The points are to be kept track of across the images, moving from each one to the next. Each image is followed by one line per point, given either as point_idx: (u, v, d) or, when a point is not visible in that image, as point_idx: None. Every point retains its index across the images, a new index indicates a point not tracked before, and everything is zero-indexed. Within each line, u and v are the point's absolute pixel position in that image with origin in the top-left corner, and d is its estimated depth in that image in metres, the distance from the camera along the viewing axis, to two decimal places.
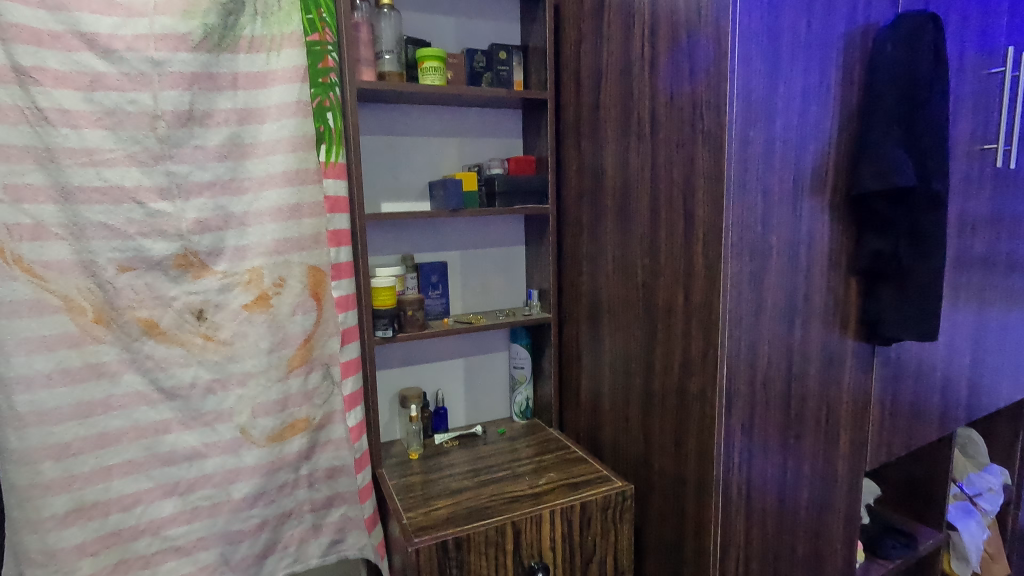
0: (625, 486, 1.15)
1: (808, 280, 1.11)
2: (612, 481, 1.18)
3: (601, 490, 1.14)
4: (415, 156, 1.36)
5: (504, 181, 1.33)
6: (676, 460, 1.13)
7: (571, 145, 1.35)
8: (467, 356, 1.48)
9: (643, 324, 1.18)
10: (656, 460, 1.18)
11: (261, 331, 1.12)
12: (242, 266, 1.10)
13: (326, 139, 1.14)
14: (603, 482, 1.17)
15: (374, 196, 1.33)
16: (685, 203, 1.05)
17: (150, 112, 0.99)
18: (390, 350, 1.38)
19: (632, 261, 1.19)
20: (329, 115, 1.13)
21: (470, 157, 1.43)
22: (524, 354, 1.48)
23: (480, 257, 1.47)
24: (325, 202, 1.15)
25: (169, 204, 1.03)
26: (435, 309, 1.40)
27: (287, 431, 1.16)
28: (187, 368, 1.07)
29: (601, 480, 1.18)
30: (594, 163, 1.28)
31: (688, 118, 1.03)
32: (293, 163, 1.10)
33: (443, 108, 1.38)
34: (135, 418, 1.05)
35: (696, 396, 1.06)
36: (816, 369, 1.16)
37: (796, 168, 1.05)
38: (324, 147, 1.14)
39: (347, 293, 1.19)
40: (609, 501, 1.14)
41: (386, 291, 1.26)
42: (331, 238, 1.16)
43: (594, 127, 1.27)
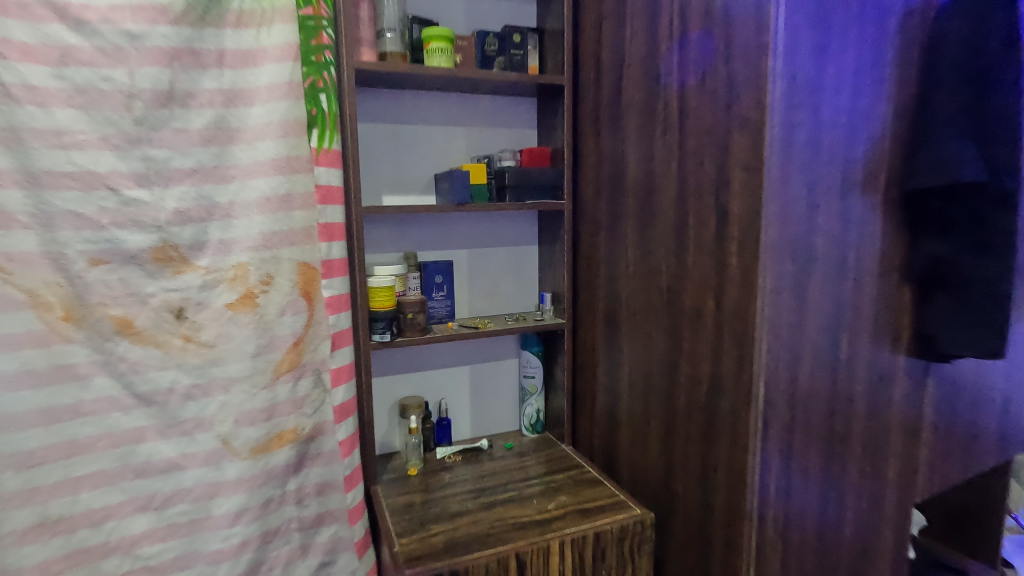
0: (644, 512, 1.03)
1: (856, 287, 0.99)
2: (631, 508, 1.06)
3: (616, 517, 1.02)
4: (420, 146, 1.26)
5: (516, 173, 1.22)
6: (702, 486, 1.00)
7: (589, 136, 1.24)
8: (473, 364, 1.37)
9: (668, 332, 1.06)
10: (679, 486, 1.05)
11: (246, 333, 1.02)
12: (227, 262, 1.00)
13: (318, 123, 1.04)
14: (619, 509, 1.05)
15: (375, 189, 1.23)
16: (718, 197, 0.92)
17: (126, 90, 0.91)
18: (390, 356, 1.28)
19: (656, 262, 1.07)
20: (322, 97, 1.04)
21: (480, 148, 1.32)
22: (536, 363, 1.36)
23: (489, 256, 1.36)
24: (315, 192, 1.05)
25: (147, 192, 0.94)
26: (440, 311, 1.29)
27: (273, 442, 1.06)
28: (165, 372, 0.98)
29: (616, 507, 1.06)
30: (614, 156, 1.16)
31: (722, 101, 0.90)
32: (284, 150, 1.01)
33: (450, 95, 1.28)
34: (106, 425, 0.96)
35: (727, 416, 0.94)
36: (863, 388, 1.03)
37: (846, 160, 0.93)
38: (316, 132, 1.04)
39: (341, 294, 1.10)
40: (627, 530, 1.02)
41: (385, 292, 1.15)
42: (321, 233, 1.07)
43: (616, 115, 1.15)
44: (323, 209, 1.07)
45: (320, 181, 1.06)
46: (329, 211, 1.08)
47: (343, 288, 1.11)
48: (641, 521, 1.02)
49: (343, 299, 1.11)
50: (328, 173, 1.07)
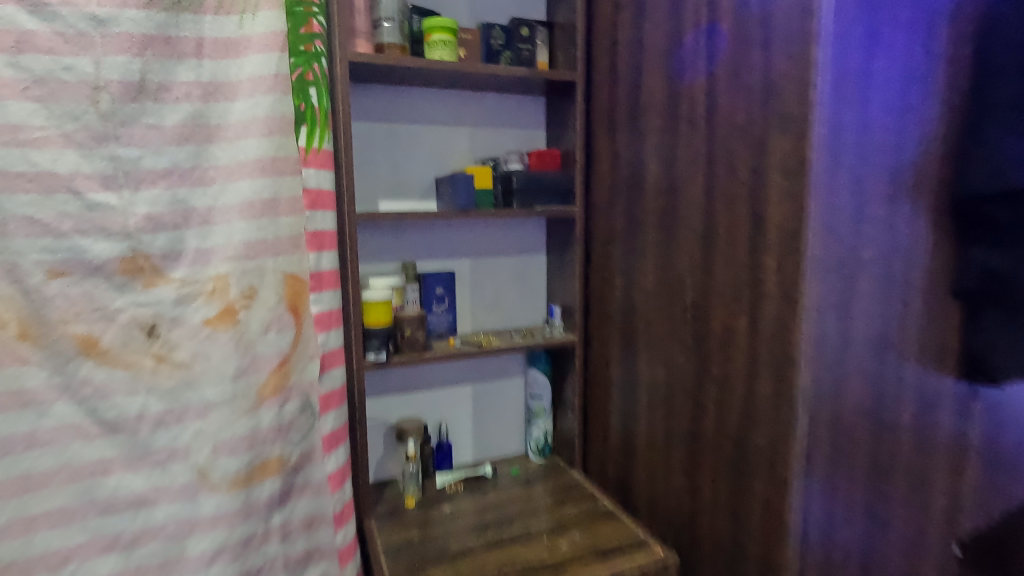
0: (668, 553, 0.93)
1: (903, 304, 0.89)
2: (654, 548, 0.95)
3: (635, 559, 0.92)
4: (420, 147, 1.16)
5: (524, 176, 1.12)
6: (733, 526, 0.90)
7: (603, 137, 1.14)
8: (475, 383, 1.27)
9: (693, 353, 0.96)
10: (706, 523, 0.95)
11: (226, 352, 0.92)
12: (205, 273, 0.90)
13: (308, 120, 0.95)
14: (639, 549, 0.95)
15: (370, 194, 1.13)
16: (753, 203, 0.82)
17: (91, 82, 0.81)
18: (385, 376, 1.18)
19: (680, 275, 0.97)
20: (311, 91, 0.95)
21: (484, 150, 1.22)
22: (543, 382, 1.26)
23: (494, 266, 1.26)
24: (302, 196, 0.96)
25: (114, 195, 0.84)
26: (440, 326, 1.18)
27: (256, 473, 0.95)
28: (133, 398, 0.88)
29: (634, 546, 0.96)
30: (631, 158, 1.07)
31: (758, 95, 0.81)
32: (270, 149, 0.91)
33: (453, 92, 1.18)
34: (67, 456, 0.85)
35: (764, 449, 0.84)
36: (910, 415, 0.93)
37: (894, 163, 0.83)
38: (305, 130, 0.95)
39: (334, 309, 1.01)
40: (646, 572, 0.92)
41: (380, 306, 1.04)
42: (309, 241, 0.97)
43: (634, 114, 1.06)
44: (312, 214, 0.97)
45: (307, 184, 0.96)
46: (318, 215, 0.98)
47: (335, 302, 1.01)
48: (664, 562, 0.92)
49: (335, 314, 1.01)
50: (318, 175, 0.97)
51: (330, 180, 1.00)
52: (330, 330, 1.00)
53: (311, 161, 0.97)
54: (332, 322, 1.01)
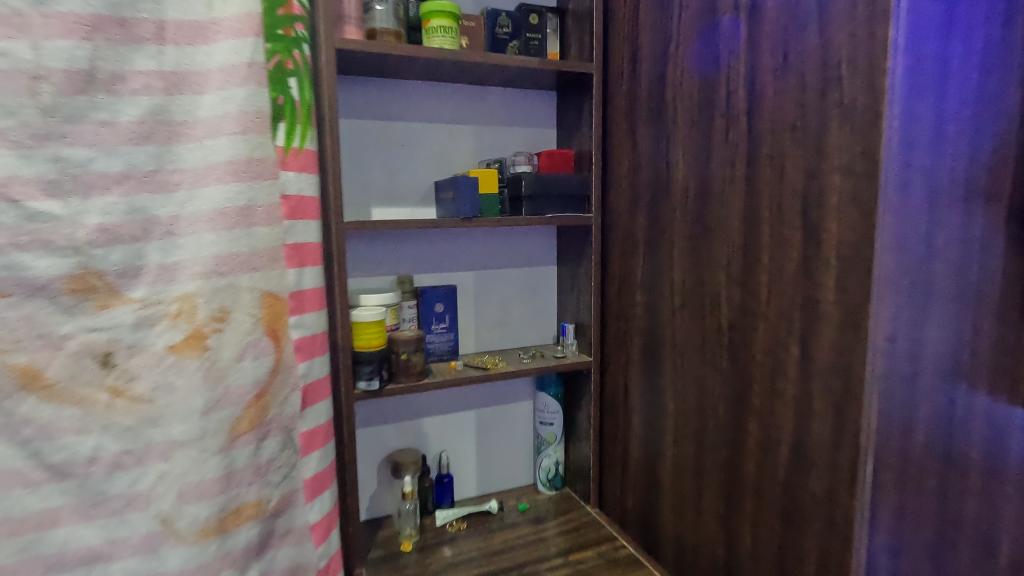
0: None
1: (991, 327, 0.76)
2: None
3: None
4: (417, 148, 1.04)
5: (534, 179, 1.00)
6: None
7: (623, 135, 1.02)
8: (479, 408, 1.15)
9: (730, 381, 0.84)
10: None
11: (193, 384, 0.79)
12: (169, 292, 0.78)
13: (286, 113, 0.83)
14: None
15: (362, 200, 1.01)
16: (807, 211, 0.70)
17: (29, 70, 0.68)
18: (378, 404, 1.06)
19: (714, 291, 0.85)
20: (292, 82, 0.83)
21: (489, 151, 1.10)
22: (555, 408, 1.14)
23: (499, 279, 1.14)
24: (279, 203, 0.84)
25: (60, 204, 0.71)
26: (440, 348, 1.06)
27: (229, 520, 0.83)
28: (85, 437, 0.75)
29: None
30: (656, 160, 0.95)
31: (814, 84, 0.69)
32: (243, 149, 0.79)
33: (454, 86, 1.06)
34: (5, 508, 0.71)
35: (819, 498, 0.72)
36: (999, 455, 0.78)
37: (979, 163, 0.71)
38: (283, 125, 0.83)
39: (317, 334, 0.90)
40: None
41: (372, 328, 0.90)
42: (287, 256, 0.85)
43: (659, 109, 0.94)
44: (292, 224, 0.86)
45: (285, 190, 0.84)
46: (298, 227, 0.87)
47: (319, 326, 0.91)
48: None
49: (319, 339, 0.91)
50: (299, 179, 0.86)
51: (313, 187, 0.88)
52: (313, 357, 0.90)
53: (290, 161, 0.84)
54: (316, 349, 0.90)
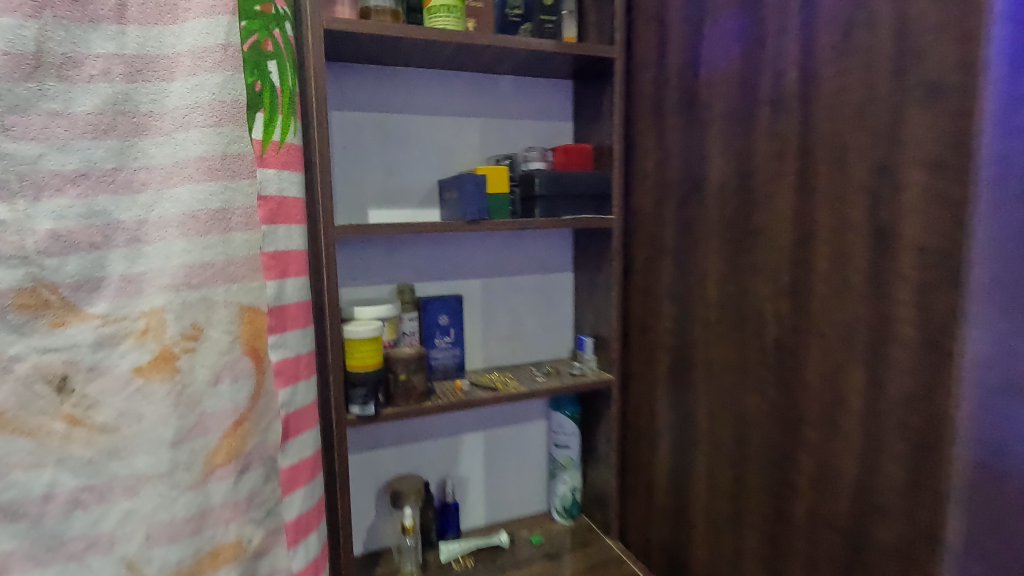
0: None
1: None
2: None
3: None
4: (418, 143, 0.94)
5: (548, 177, 0.89)
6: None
7: (648, 128, 0.91)
8: (488, 430, 1.05)
9: (778, 409, 0.72)
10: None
11: (161, 411, 0.70)
12: (134, 308, 0.68)
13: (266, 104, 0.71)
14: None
15: (357, 201, 0.91)
16: (877, 212, 0.59)
17: None
18: (374, 427, 0.96)
19: (757, 305, 0.74)
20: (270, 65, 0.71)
21: (499, 147, 1.00)
22: (570, 429, 1.04)
23: (510, 288, 1.04)
24: (257, 205, 0.72)
25: (5, 207, 0.62)
26: (445, 364, 0.95)
27: (204, 565, 0.73)
28: (38, 473, 0.65)
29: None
30: (687, 154, 0.84)
31: (887, 60, 0.57)
32: (217, 144, 0.69)
33: (460, 74, 0.96)
34: None
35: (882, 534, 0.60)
36: None
37: None
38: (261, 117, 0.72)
39: (302, 354, 0.79)
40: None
41: (365, 346, 0.80)
42: (266, 266, 0.74)
43: (692, 96, 0.82)
44: (273, 228, 0.74)
45: (260, 190, 0.72)
46: (279, 231, 0.75)
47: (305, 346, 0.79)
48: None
49: (306, 361, 0.79)
50: (280, 178, 0.74)
51: (298, 186, 0.77)
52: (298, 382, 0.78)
53: (271, 160, 0.73)
54: (302, 373, 0.78)
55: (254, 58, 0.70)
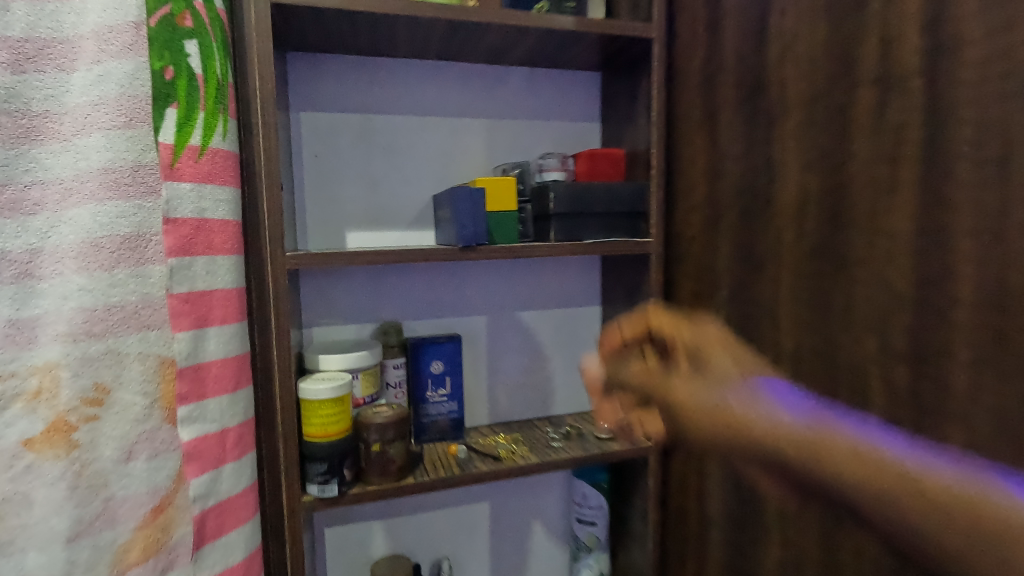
0: (773, 421, 0.38)
1: None
2: (723, 419, 0.39)
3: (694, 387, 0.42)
4: (408, 151, 0.77)
5: (566, 190, 0.70)
6: (860, 464, 0.34)
7: (695, 127, 0.71)
8: (494, 501, 0.86)
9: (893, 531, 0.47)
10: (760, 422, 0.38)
11: (56, 500, 0.53)
12: (21, 364, 0.51)
13: (180, 97, 0.54)
14: (705, 336, 0.57)
15: (331, 221, 0.74)
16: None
17: None
18: (348, 507, 0.78)
19: (849, 369, 0.52)
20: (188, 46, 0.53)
21: (509, 154, 0.82)
22: (597, 503, 0.83)
23: (522, 327, 0.85)
24: (163, 232, 0.54)
25: None
26: (439, 422, 0.77)
27: None
28: None
29: (693, 326, 0.59)
30: (749, 159, 0.63)
31: None
32: (127, 152, 0.53)
33: (458, 67, 0.78)
34: None
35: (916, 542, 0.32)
36: None
37: None
38: (174, 114, 0.53)
39: (229, 430, 0.60)
40: (704, 396, 0.41)
41: (326, 408, 0.62)
42: (176, 312, 0.55)
43: (757, 79, 0.62)
44: (188, 261, 0.56)
45: (166, 210, 0.54)
46: (197, 264, 0.56)
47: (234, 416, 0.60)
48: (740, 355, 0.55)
49: (233, 437, 0.60)
50: (200, 196, 0.56)
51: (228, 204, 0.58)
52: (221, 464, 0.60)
53: (185, 171, 0.55)
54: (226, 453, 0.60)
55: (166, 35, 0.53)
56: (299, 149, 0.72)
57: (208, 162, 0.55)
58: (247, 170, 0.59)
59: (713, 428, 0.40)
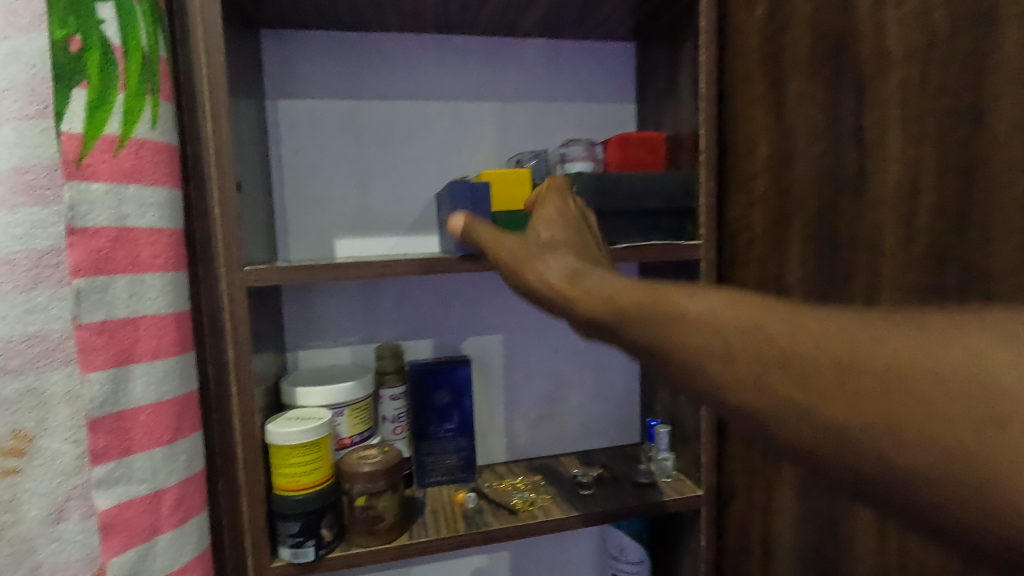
0: (730, 311, 0.28)
1: None
2: (684, 320, 0.29)
3: (612, 280, 0.36)
4: (405, 143, 0.65)
5: (593, 184, 0.56)
6: (836, 353, 0.24)
7: (754, 99, 0.57)
8: (515, 551, 0.73)
9: None
10: (734, 325, 0.28)
11: None
12: None
13: (94, 74, 0.41)
14: (548, 205, 0.49)
15: (315, 225, 0.63)
16: None
17: None
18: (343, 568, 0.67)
19: None
20: (104, 10, 0.41)
21: (526, 141, 0.69)
22: (637, 558, 0.70)
23: (544, 345, 0.72)
24: (66, 246, 0.40)
25: None
26: (445, 462, 0.65)
27: None
28: None
29: (543, 195, 0.51)
30: (830, 135, 0.48)
31: None
32: (39, 152, 0.39)
33: (463, 40, 0.66)
34: None
35: (921, 479, 0.21)
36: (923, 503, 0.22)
37: None
38: (86, 96, 0.40)
39: (165, 493, 0.46)
40: (539, 263, 0.41)
41: (298, 455, 0.51)
42: (87, 348, 0.41)
43: (842, 28, 0.47)
44: (104, 282, 0.42)
45: (72, 217, 0.40)
46: (117, 285, 0.43)
47: (168, 475, 0.46)
48: (570, 218, 0.46)
49: (172, 499, 0.46)
50: (121, 198, 0.43)
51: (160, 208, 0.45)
52: (155, 536, 0.45)
53: (99, 168, 0.41)
54: (162, 521, 0.46)
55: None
56: (277, 143, 0.62)
57: (131, 159, 0.43)
58: (195, 169, 0.49)
59: (684, 333, 0.29)
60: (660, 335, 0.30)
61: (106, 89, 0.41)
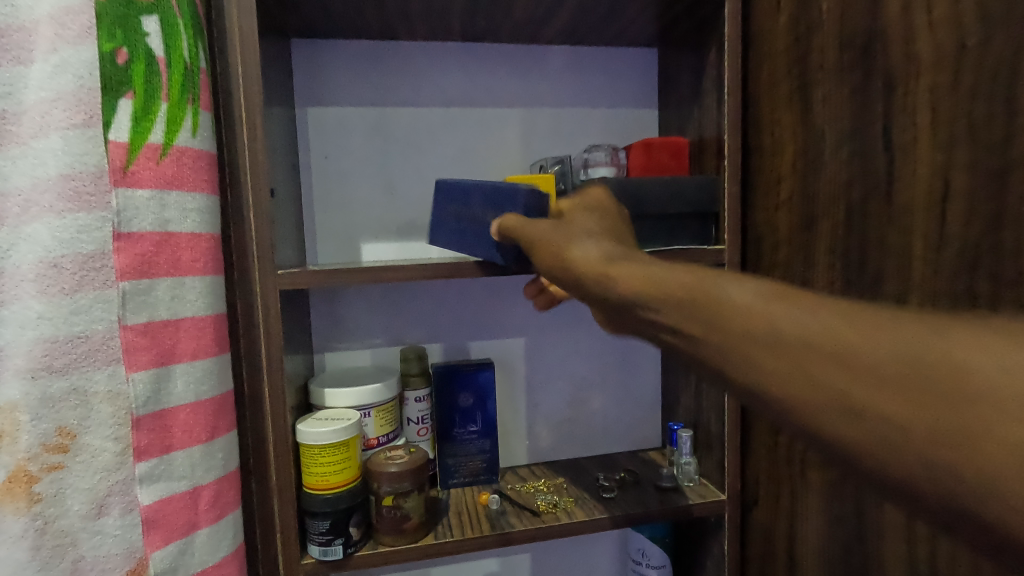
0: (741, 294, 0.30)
1: None
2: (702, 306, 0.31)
3: (642, 266, 0.35)
4: (430, 148, 0.66)
5: (618, 190, 0.56)
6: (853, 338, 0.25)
7: (779, 104, 0.57)
8: (537, 554, 0.74)
9: None
10: (785, 315, 0.27)
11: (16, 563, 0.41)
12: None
13: (139, 85, 0.42)
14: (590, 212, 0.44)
15: (342, 229, 0.65)
16: None
17: None
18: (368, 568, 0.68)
19: None
20: (149, 24, 0.42)
21: (550, 146, 0.70)
22: (659, 562, 0.70)
23: (566, 349, 0.73)
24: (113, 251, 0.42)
25: None
26: (469, 460, 0.66)
27: None
28: None
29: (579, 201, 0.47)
30: (858, 140, 0.48)
31: None
32: (86, 156, 0.42)
33: (488, 48, 0.67)
34: None
35: (935, 448, 0.22)
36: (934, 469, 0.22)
37: None
38: (131, 106, 0.42)
39: (202, 489, 0.47)
40: (581, 248, 0.39)
41: (328, 455, 0.52)
42: (132, 348, 0.43)
43: (869, 35, 0.47)
44: (147, 285, 0.43)
45: (118, 223, 0.42)
46: (160, 288, 0.44)
47: (207, 471, 0.47)
48: (611, 220, 0.44)
49: (209, 495, 0.47)
50: (164, 204, 0.44)
51: (202, 215, 0.46)
52: (194, 531, 0.46)
53: (143, 175, 0.43)
54: (200, 517, 0.47)
55: (118, 8, 0.41)
56: (306, 149, 0.63)
57: (173, 166, 0.44)
58: (231, 175, 0.50)
59: (700, 313, 0.30)
60: (680, 315, 0.31)
61: (151, 99, 0.43)
